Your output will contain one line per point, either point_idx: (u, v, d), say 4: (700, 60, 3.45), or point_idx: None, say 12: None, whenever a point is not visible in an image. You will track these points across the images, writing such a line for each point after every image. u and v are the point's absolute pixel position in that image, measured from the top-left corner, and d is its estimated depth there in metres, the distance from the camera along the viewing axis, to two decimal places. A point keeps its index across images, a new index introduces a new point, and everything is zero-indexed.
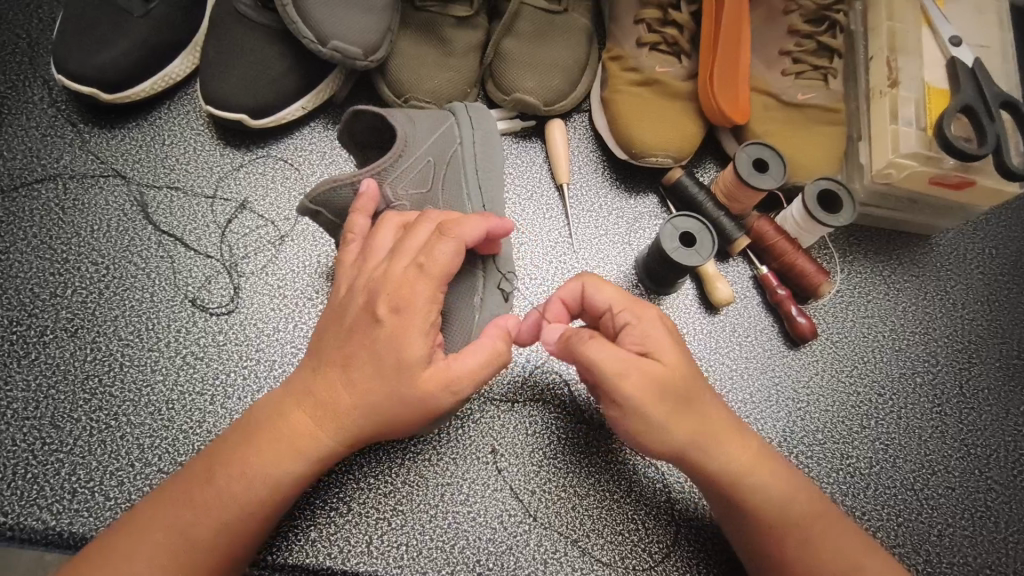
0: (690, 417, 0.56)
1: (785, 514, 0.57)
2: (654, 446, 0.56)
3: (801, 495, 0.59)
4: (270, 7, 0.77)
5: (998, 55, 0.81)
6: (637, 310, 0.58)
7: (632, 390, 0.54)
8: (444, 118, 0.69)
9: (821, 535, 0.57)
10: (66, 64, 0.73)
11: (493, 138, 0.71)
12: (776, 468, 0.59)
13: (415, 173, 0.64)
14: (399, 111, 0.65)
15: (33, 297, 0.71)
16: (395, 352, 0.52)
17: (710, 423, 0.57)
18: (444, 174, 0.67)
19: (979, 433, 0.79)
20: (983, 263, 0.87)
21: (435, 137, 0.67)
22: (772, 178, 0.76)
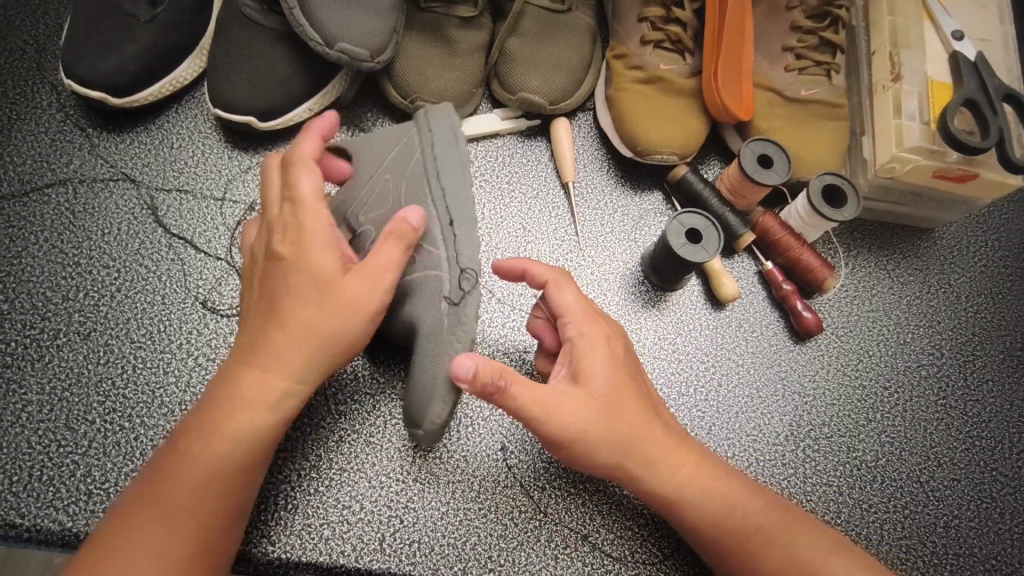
0: (631, 444, 0.58)
1: (736, 527, 0.60)
2: (589, 465, 0.58)
3: (752, 499, 0.61)
4: (276, 10, 0.78)
5: (1000, 49, 0.81)
6: (585, 329, 0.59)
7: (567, 414, 0.55)
8: (395, 127, 0.68)
9: (768, 543, 0.59)
10: (74, 69, 0.74)
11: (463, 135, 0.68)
12: (725, 478, 0.62)
13: (368, 191, 0.64)
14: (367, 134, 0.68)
15: (45, 301, 0.72)
16: (311, 271, 0.54)
17: (653, 447, 0.59)
18: (393, 179, 0.64)
19: (984, 425, 0.80)
20: (986, 256, 0.88)
21: (378, 148, 0.66)
22: (776, 173, 0.76)
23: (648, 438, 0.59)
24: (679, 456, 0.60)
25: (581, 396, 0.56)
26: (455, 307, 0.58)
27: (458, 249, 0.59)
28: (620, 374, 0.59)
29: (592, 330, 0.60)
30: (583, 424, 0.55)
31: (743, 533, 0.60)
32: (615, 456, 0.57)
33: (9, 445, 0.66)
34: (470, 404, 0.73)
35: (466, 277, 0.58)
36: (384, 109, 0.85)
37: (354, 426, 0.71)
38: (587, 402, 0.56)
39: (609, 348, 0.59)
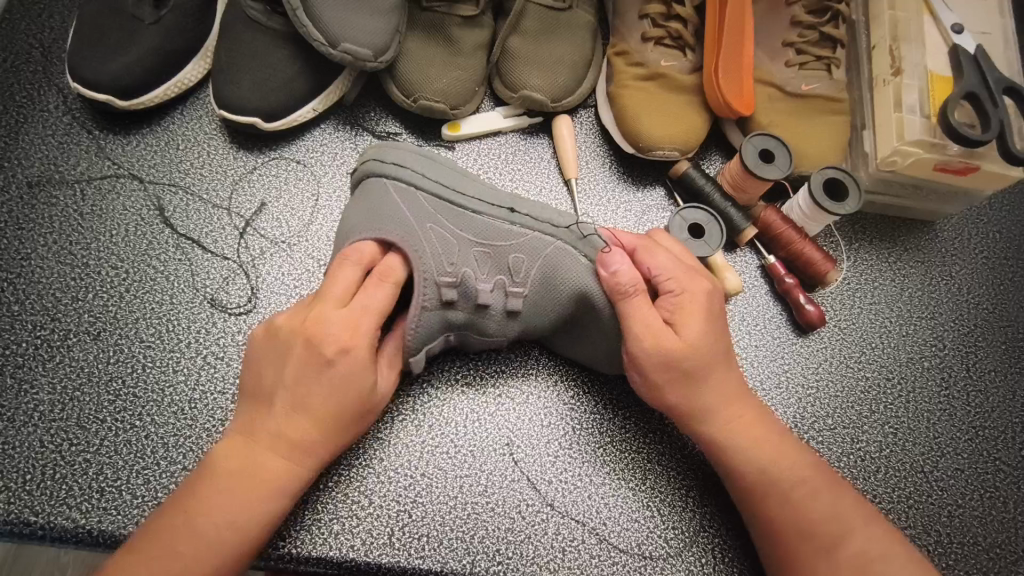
0: (698, 380, 0.63)
1: (778, 478, 0.62)
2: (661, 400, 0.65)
3: (803, 465, 0.63)
4: (279, 11, 0.78)
5: (1000, 42, 0.82)
6: (680, 282, 0.66)
7: (648, 345, 0.63)
8: (380, 188, 0.67)
9: (807, 498, 0.61)
10: (81, 72, 0.75)
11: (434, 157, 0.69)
12: (781, 440, 0.65)
13: (429, 245, 0.64)
14: (354, 218, 0.67)
15: (55, 301, 0.73)
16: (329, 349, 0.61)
17: (720, 393, 0.64)
18: (437, 221, 0.66)
19: (987, 415, 0.81)
20: (988, 247, 0.88)
21: (393, 211, 0.65)
22: (777, 168, 0.77)
23: (713, 380, 0.64)
24: (740, 409, 0.65)
25: (662, 335, 0.63)
26: (586, 238, 0.67)
27: (548, 215, 0.67)
28: (705, 319, 0.64)
29: (686, 279, 0.66)
30: (666, 360, 0.63)
31: (781, 487, 0.62)
32: (683, 395, 0.64)
33: (22, 444, 0.67)
34: (477, 399, 0.74)
35: (569, 233, 0.67)
36: (387, 107, 0.86)
37: None
38: (667, 342, 0.63)
39: (699, 300, 0.65)
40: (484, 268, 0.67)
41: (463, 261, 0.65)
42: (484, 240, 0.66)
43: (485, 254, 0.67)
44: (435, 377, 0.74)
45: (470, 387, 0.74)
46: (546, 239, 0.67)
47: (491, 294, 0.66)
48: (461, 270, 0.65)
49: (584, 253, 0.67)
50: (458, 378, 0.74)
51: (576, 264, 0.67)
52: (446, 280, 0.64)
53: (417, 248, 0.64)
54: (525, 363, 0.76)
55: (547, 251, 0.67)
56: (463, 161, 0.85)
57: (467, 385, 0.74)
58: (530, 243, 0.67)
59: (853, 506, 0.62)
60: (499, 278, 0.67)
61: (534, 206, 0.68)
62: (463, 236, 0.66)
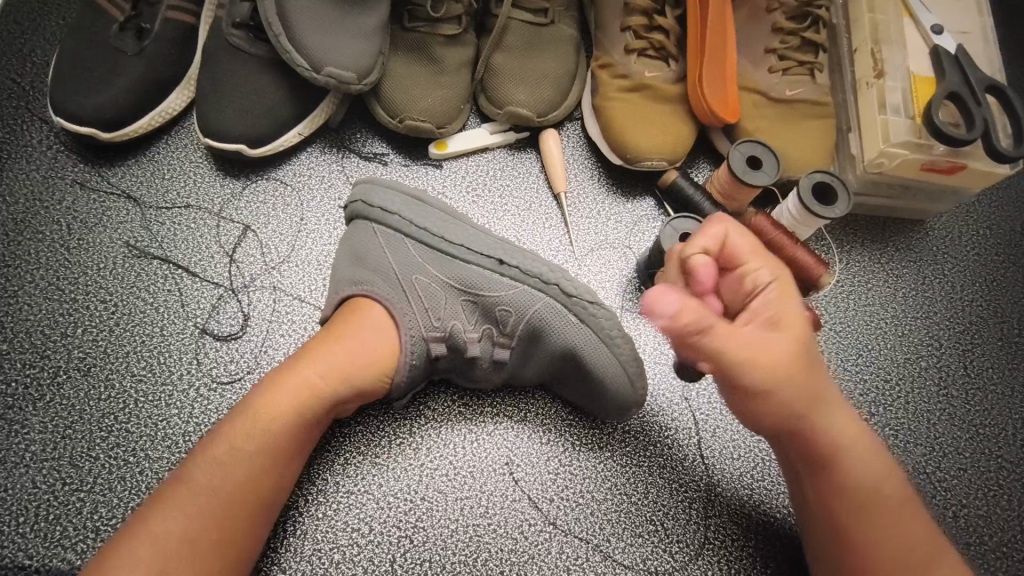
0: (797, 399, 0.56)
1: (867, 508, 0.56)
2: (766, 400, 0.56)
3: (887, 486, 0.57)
4: (262, 37, 0.78)
5: (979, 41, 0.82)
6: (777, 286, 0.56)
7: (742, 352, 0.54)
8: (368, 234, 0.68)
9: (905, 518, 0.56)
10: (64, 107, 0.74)
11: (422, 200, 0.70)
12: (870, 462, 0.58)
13: (414, 299, 0.65)
14: (345, 266, 0.68)
15: (44, 338, 0.72)
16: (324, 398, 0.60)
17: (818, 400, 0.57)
18: (423, 269, 0.66)
19: (986, 412, 0.80)
20: (979, 244, 0.88)
21: (379, 259, 0.66)
22: (765, 174, 0.77)
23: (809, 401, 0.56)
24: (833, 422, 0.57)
25: (765, 353, 0.54)
26: (574, 296, 0.66)
27: (538, 269, 0.66)
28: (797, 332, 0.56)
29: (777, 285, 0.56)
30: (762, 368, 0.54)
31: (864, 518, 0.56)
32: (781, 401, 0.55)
33: (13, 486, 0.66)
34: (474, 420, 0.73)
35: (560, 289, 0.66)
36: (374, 129, 0.85)
37: (358, 447, 0.71)
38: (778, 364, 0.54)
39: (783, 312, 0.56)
40: (473, 318, 0.67)
41: (450, 314, 0.65)
42: (471, 289, 0.66)
43: (471, 304, 0.66)
44: (432, 399, 0.73)
45: (467, 407, 0.73)
46: (535, 294, 0.66)
47: (478, 345, 0.66)
48: (449, 324, 0.65)
49: (572, 307, 0.66)
50: (455, 399, 0.74)
51: (562, 318, 0.66)
52: (435, 334, 0.64)
53: (400, 301, 0.64)
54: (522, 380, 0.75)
55: (536, 305, 0.66)
56: (452, 179, 0.85)
57: (464, 406, 0.73)
58: (519, 298, 0.66)
59: (936, 546, 0.56)
60: (487, 328, 0.67)
61: (526, 256, 0.67)
62: (448, 286, 0.66)
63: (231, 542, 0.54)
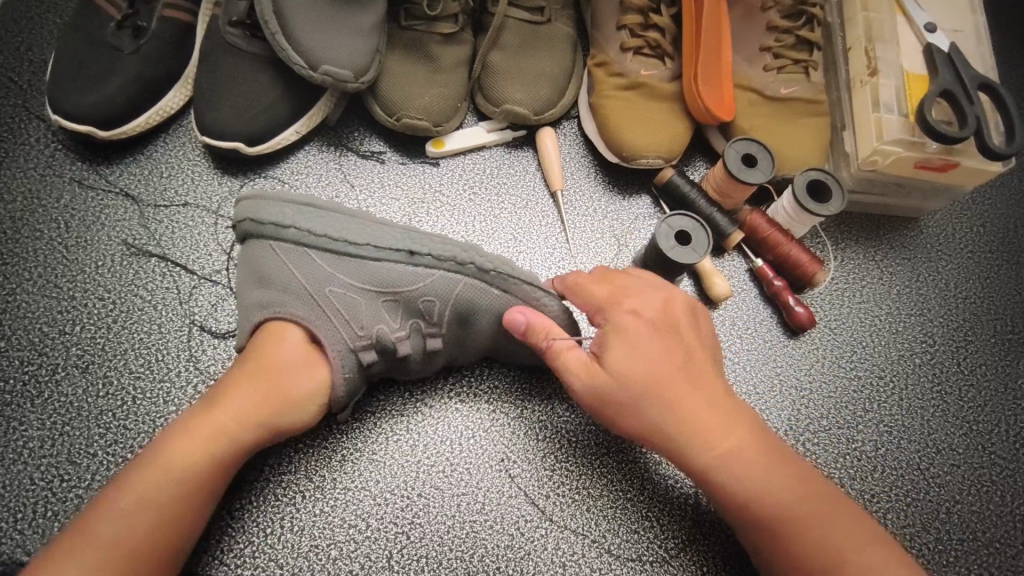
0: (661, 408, 0.59)
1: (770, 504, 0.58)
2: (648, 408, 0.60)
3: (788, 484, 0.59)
4: (259, 35, 0.78)
5: (972, 39, 0.83)
6: (605, 306, 0.64)
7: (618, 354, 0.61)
8: (266, 252, 0.63)
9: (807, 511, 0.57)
10: (62, 105, 0.75)
11: (304, 202, 0.65)
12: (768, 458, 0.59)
13: (334, 312, 0.62)
14: (252, 288, 0.64)
15: (42, 336, 0.72)
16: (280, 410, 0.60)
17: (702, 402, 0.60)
18: (333, 278, 0.63)
19: (980, 409, 0.81)
20: (973, 242, 0.89)
21: (283, 279, 0.62)
22: (760, 172, 0.77)
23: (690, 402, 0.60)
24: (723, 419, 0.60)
25: (592, 366, 0.62)
26: (507, 284, 0.66)
27: (449, 251, 0.64)
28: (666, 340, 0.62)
29: (659, 301, 0.64)
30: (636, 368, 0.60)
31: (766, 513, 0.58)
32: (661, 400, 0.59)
33: (12, 482, 0.66)
34: (470, 416, 0.73)
35: (476, 269, 0.65)
36: (371, 127, 0.86)
37: (355, 444, 0.71)
38: (598, 371, 0.61)
39: (636, 323, 0.62)
40: (396, 316, 0.65)
41: (372, 320, 0.64)
42: (387, 288, 0.64)
43: (393, 302, 0.65)
44: (428, 396, 0.74)
45: (463, 403, 0.74)
46: (455, 277, 0.65)
47: (409, 342, 0.66)
48: (374, 329, 0.64)
49: (495, 284, 0.66)
50: (450, 395, 0.74)
51: (487, 296, 0.66)
52: (362, 345, 0.63)
53: (321, 320, 0.62)
54: (518, 377, 0.76)
55: (458, 289, 0.65)
56: (449, 177, 0.85)
57: (461, 403, 0.74)
58: (438, 284, 0.65)
59: (850, 537, 0.56)
60: (414, 323, 0.66)
61: (430, 239, 0.65)
62: (364, 290, 0.63)
63: (174, 545, 0.56)
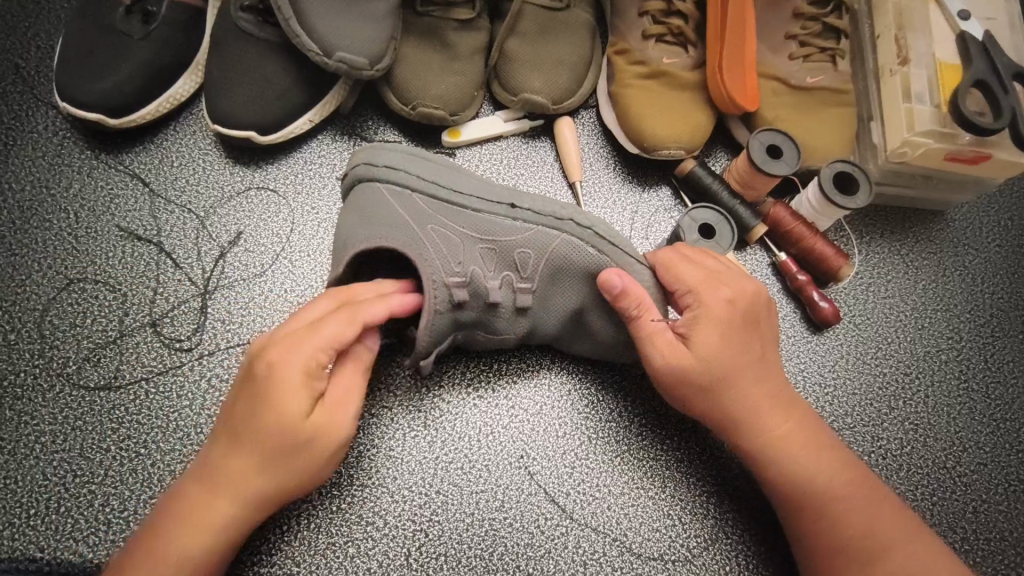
0: (730, 389, 0.60)
1: (818, 490, 0.60)
2: (719, 386, 0.60)
3: (841, 472, 0.60)
4: (271, 21, 0.76)
5: (1006, 27, 0.80)
6: (697, 286, 0.62)
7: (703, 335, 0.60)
8: (375, 194, 0.64)
9: (851, 509, 0.59)
10: (71, 93, 0.73)
11: (413, 154, 0.67)
12: (826, 447, 0.61)
13: (432, 246, 0.61)
14: (349, 228, 0.64)
15: (53, 329, 0.71)
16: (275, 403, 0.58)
17: (765, 392, 0.61)
18: (436, 221, 0.63)
19: (1007, 407, 0.79)
20: (1001, 236, 0.87)
21: (388, 214, 0.62)
22: (785, 164, 0.75)
23: (755, 389, 0.61)
24: (785, 407, 0.62)
25: (676, 343, 0.61)
26: (604, 239, 0.65)
27: (551, 208, 0.65)
28: (746, 328, 0.62)
29: (748, 287, 0.63)
30: (715, 352, 0.60)
31: (813, 498, 0.59)
32: (732, 381, 0.60)
33: (23, 477, 0.65)
34: (489, 411, 0.72)
35: (574, 225, 0.65)
36: (385, 116, 0.84)
37: (372, 440, 0.69)
38: (683, 351, 0.60)
39: (724, 308, 0.61)
40: (491, 265, 0.64)
41: (469, 260, 0.63)
42: (487, 236, 0.64)
43: (490, 250, 0.64)
44: (446, 391, 0.72)
45: (481, 399, 0.72)
46: (551, 231, 0.65)
47: (500, 291, 0.64)
48: (469, 268, 0.63)
49: (590, 243, 0.65)
50: (468, 391, 0.72)
51: (582, 256, 0.65)
52: (456, 279, 0.61)
53: (421, 250, 0.61)
54: (538, 371, 0.74)
55: (553, 244, 0.65)
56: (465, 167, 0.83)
57: (479, 398, 0.72)
58: (536, 237, 0.64)
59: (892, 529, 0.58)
60: (506, 274, 0.65)
61: (535, 199, 0.66)
62: (466, 235, 0.63)
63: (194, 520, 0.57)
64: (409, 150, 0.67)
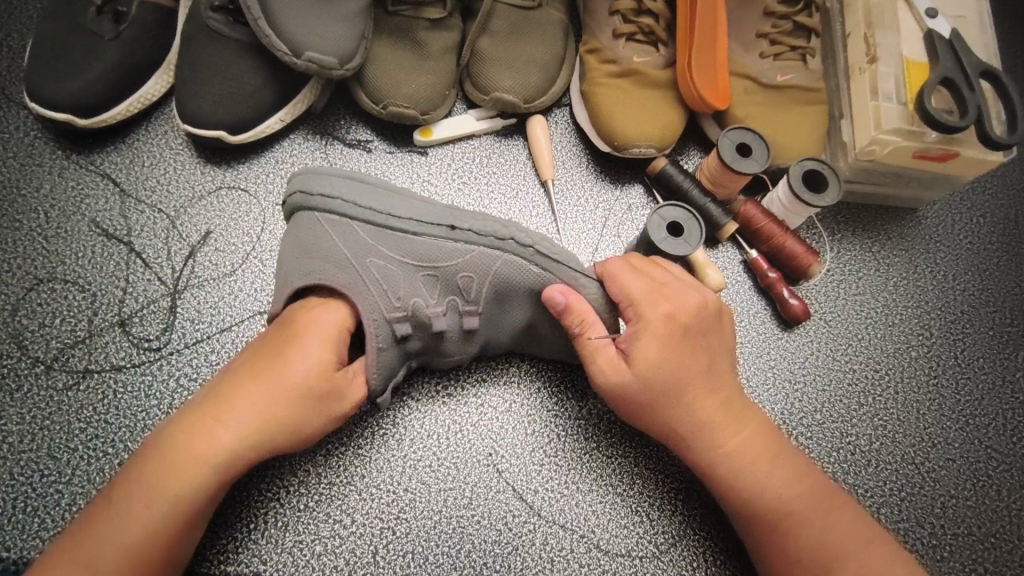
0: (672, 405, 0.61)
1: (769, 503, 0.60)
2: (660, 404, 0.62)
3: (788, 483, 0.61)
4: (241, 21, 0.76)
5: (975, 25, 0.81)
6: (639, 302, 0.63)
7: (643, 353, 0.61)
8: (314, 224, 0.63)
9: (795, 522, 0.60)
10: (40, 93, 0.73)
11: (358, 178, 0.66)
12: (773, 458, 0.62)
13: (371, 283, 0.62)
14: (290, 262, 0.64)
15: (22, 329, 0.71)
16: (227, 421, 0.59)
17: (709, 406, 0.62)
18: (376, 252, 0.63)
19: (976, 402, 0.80)
20: (972, 233, 0.87)
21: (327, 249, 0.62)
22: (755, 162, 0.76)
23: (699, 404, 0.62)
24: (731, 419, 0.62)
25: (616, 359, 0.63)
26: (546, 258, 0.65)
27: (491, 228, 0.64)
28: (690, 342, 0.62)
29: (693, 299, 0.64)
30: (655, 371, 0.61)
31: (760, 509, 0.61)
32: (673, 397, 0.61)
33: None
34: (458, 410, 0.72)
35: (515, 245, 0.64)
36: (358, 115, 0.84)
37: (341, 439, 0.70)
38: (622, 369, 0.62)
39: (665, 325, 0.62)
40: (433, 292, 0.65)
41: (410, 291, 0.63)
42: (430, 263, 0.64)
43: (432, 276, 0.64)
44: (415, 390, 0.72)
45: (450, 398, 0.73)
46: (494, 252, 0.64)
47: (444, 318, 0.65)
48: (410, 301, 0.63)
49: (534, 262, 0.65)
50: (437, 389, 0.73)
51: (525, 275, 0.65)
52: (397, 315, 0.62)
53: (359, 288, 0.61)
54: (507, 369, 0.74)
55: (496, 264, 0.64)
56: (438, 166, 0.84)
57: (448, 397, 0.73)
58: (477, 260, 0.64)
59: (839, 540, 0.59)
60: (450, 298, 0.65)
61: (476, 217, 0.65)
62: (405, 264, 0.63)
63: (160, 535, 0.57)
64: (352, 175, 0.66)
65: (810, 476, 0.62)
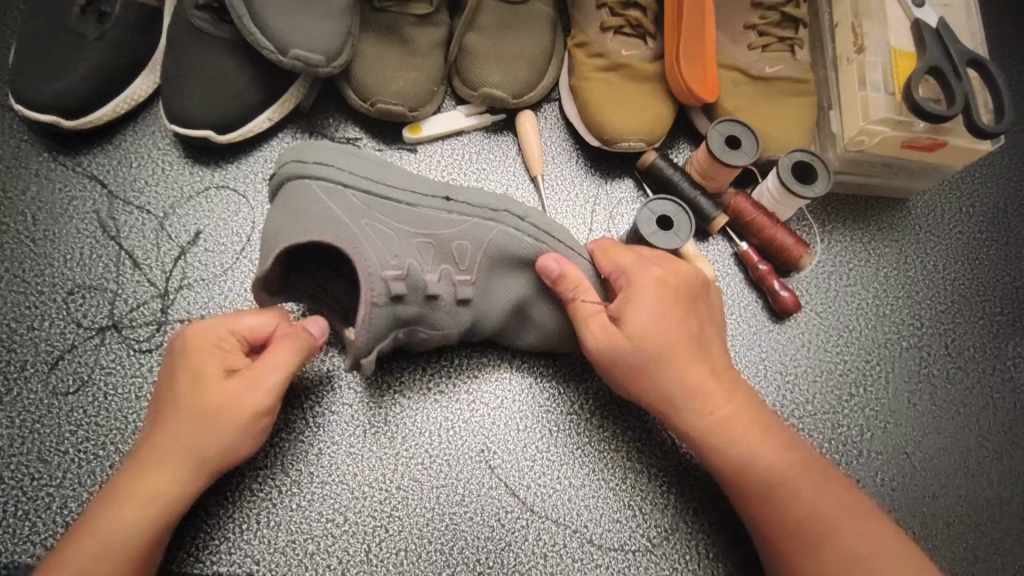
0: (667, 373, 0.62)
1: (762, 473, 0.61)
2: (655, 371, 0.62)
3: (780, 454, 0.61)
4: (227, 20, 0.76)
5: (962, 14, 0.81)
6: (631, 274, 0.64)
7: (638, 319, 0.62)
8: (304, 189, 0.62)
9: (789, 492, 0.60)
10: (25, 95, 0.72)
11: (351, 147, 0.66)
12: (765, 431, 0.62)
13: (367, 242, 0.60)
14: (274, 231, 0.62)
15: (10, 333, 0.71)
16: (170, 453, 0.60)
17: (703, 377, 0.62)
18: (370, 216, 0.62)
19: (967, 392, 0.80)
20: (962, 223, 0.87)
21: (319, 211, 0.61)
22: (744, 153, 0.75)
23: (694, 374, 0.62)
24: (723, 392, 0.63)
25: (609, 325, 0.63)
26: (537, 227, 0.66)
27: (484, 200, 0.65)
28: (683, 313, 0.63)
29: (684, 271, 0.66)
30: (649, 338, 0.61)
31: (753, 479, 0.61)
32: (667, 365, 0.62)
33: None
34: (450, 406, 0.72)
35: (510, 216, 0.65)
36: (346, 113, 0.83)
37: (333, 437, 0.70)
38: (616, 335, 0.62)
39: (658, 292, 0.63)
40: (428, 258, 0.64)
41: (406, 253, 0.62)
42: (424, 229, 0.63)
43: (427, 244, 0.64)
44: (406, 387, 0.72)
45: (442, 394, 0.72)
46: (487, 224, 0.65)
47: (439, 284, 0.64)
48: (406, 262, 0.62)
49: (527, 233, 0.66)
50: (430, 387, 0.73)
51: (519, 245, 0.65)
52: (393, 273, 0.61)
53: (353, 244, 0.59)
54: (499, 366, 0.74)
55: (490, 236, 0.65)
56: (428, 163, 0.83)
57: (440, 393, 0.72)
58: (472, 229, 0.64)
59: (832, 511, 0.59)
60: (445, 268, 0.65)
61: (469, 191, 0.66)
62: (401, 229, 0.63)
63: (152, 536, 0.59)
64: (344, 144, 0.66)
65: (800, 450, 0.62)
